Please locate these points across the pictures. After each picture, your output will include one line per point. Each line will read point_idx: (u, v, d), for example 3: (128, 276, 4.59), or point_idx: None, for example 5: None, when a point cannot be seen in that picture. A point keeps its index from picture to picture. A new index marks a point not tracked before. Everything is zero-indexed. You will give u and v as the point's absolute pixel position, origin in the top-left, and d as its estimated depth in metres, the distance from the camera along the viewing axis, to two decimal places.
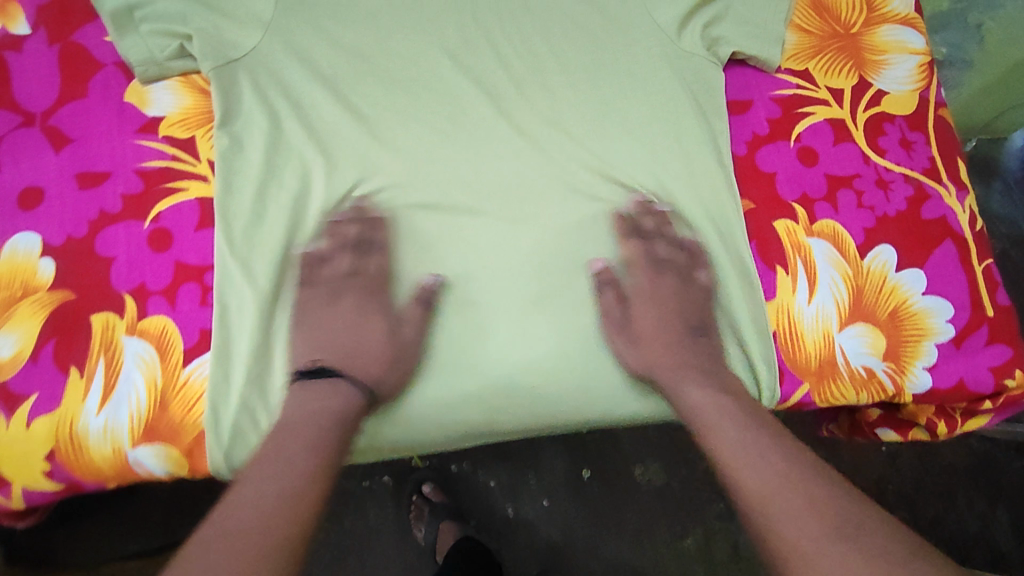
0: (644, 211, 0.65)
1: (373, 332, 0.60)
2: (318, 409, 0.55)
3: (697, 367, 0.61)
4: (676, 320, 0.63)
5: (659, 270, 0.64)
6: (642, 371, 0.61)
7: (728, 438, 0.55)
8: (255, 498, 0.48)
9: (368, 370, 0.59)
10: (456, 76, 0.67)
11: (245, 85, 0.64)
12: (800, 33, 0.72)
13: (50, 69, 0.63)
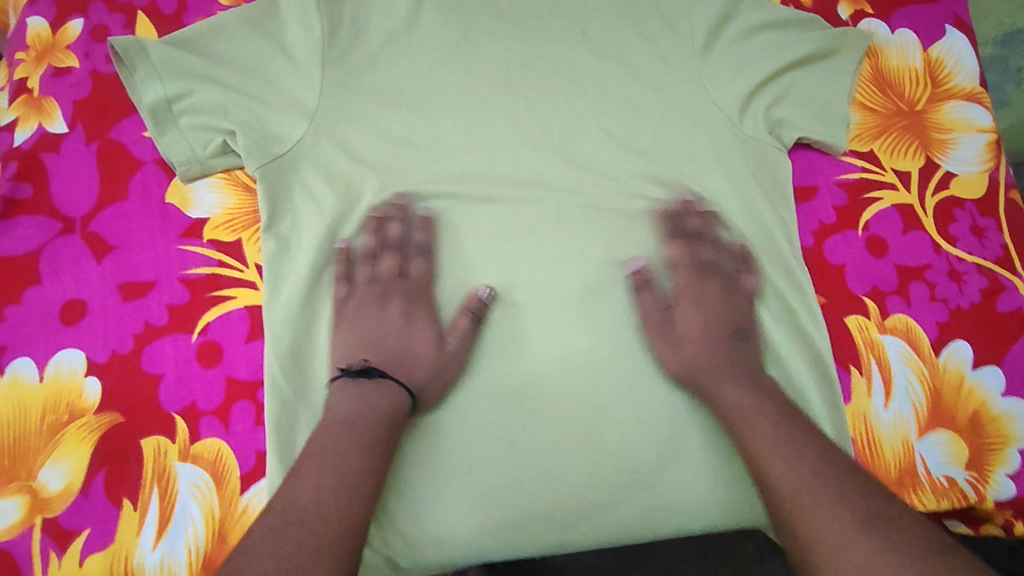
0: (688, 210, 0.64)
1: (420, 335, 0.58)
2: (363, 412, 0.51)
3: (738, 364, 0.57)
4: (715, 325, 0.60)
5: (702, 278, 0.62)
6: (685, 372, 0.58)
7: (762, 433, 0.52)
8: (310, 492, 0.45)
9: (416, 371, 0.56)
10: (511, 165, 0.65)
11: (294, 185, 0.62)
12: (862, 112, 0.69)
13: (89, 169, 0.60)
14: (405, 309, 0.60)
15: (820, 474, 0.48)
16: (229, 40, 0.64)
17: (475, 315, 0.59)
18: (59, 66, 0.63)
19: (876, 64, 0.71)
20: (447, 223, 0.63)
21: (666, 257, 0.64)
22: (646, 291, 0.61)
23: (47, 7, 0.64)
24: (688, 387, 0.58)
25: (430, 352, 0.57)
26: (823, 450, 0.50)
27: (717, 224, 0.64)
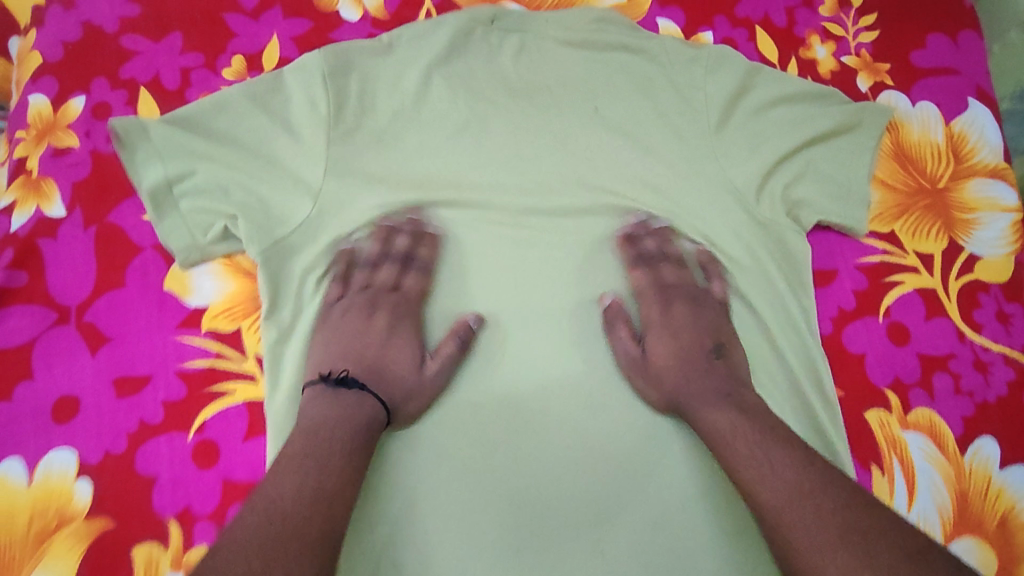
0: (645, 231, 0.64)
1: (400, 348, 0.58)
2: (344, 421, 0.51)
3: (710, 388, 0.55)
4: (692, 346, 0.59)
5: (667, 298, 0.62)
6: (670, 399, 0.56)
7: (739, 454, 0.50)
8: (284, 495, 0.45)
9: (405, 384, 0.56)
10: (520, 247, 0.63)
11: (295, 262, 0.61)
12: (883, 189, 0.67)
13: (86, 255, 0.59)
14: (384, 318, 0.60)
15: (812, 487, 0.47)
16: (233, 118, 0.63)
17: (463, 340, 0.58)
18: (58, 145, 0.61)
19: (897, 138, 0.68)
20: (473, 250, 0.63)
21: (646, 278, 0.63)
22: (636, 271, 0.63)
23: (47, 82, 0.63)
24: (635, 377, 0.58)
25: (412, 356, 0.58)
26: (800, 459, 0.48)
27: (673, 243, 0.64)
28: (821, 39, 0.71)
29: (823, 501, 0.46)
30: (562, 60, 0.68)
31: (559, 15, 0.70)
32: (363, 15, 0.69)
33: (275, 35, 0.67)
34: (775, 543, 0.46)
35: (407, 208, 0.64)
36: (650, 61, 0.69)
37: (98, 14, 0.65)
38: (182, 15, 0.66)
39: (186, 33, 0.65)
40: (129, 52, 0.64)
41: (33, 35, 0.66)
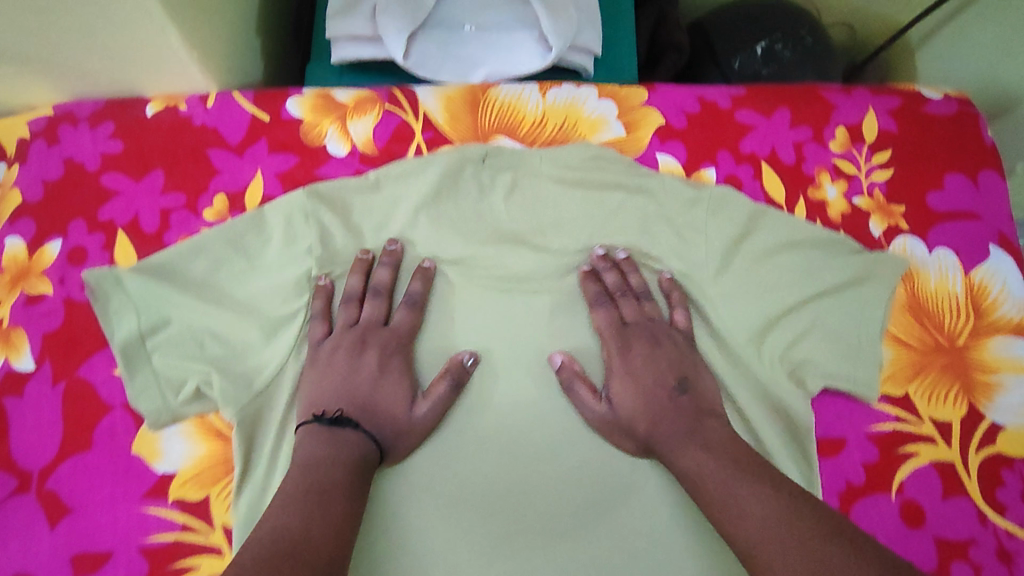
0: (607, 265, 0.64)
1: (393, 391, 0.58)
2: (347, 464, 0.52)
3: (682, 424, 0.56)
4: (655, 388, 0.59)
5: (628, 341, 0.61)
6: (642, 443, 0.58)
7: (710, 488, 0.51)
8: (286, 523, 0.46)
9: (389, 417, 0.57)
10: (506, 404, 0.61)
11: (280, 402, 0.59)
12: (896, 346, 0.63)
13: (52, 414, 0.57)
14: (365, 351, 0.59)
15: (780, 520, 0.47)
16: (212, 264, 0.61)
17: (456, 379, 0.59)
18: (32, 293, 0.60)
19: (912, 287, 0.64)
20: (422, 267, 0.62)
21: (595, 316, 0.63)
22: (598, 311, 0.62)
23: (26, 225, 0.62)
24: (613, 437, 0.59)
25: (405, 388, 0.58)
26: (764, 492, 0.49)
27: (633, 272, 0.64)
28: (831, 177, 0.67)
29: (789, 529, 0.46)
30: (554, 198, 0.66)
31: (553, 150, 0.67)
32: (351, 150, 0.66)
33: (258, 170, 0.65)
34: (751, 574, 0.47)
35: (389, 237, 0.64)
36: (648, 201, 0.65)
37: (80, 150, 0.64)
38: (164, 152, 0.64)
39: (167, 170, 0.64)
40: (110, 192, 0.63)
41: (15, 171, 0.65)
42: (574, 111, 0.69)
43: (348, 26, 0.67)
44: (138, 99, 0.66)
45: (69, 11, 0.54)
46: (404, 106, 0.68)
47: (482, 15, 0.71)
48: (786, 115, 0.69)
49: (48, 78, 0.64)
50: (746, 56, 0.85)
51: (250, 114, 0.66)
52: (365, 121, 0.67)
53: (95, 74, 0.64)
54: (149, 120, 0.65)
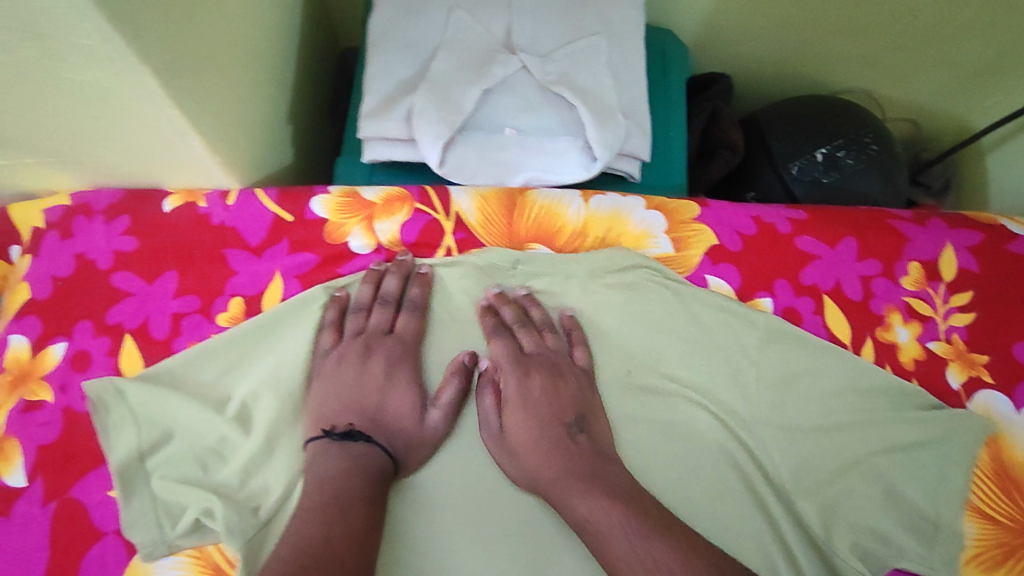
0: (504, 301, 0.60)
1: (401, 399, 0.56)
2: (366, 482, 0.50)
3: (581, 470, 0.52)
4: (552, 426, 0.55)
5: (526, 375, 0.57)
6: (529, 481, 0.53)
7: (620, 548, 0.47)
8: (301, 539, 0.45)
9: (398, 428, 0.54)
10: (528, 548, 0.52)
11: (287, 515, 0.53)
12: (979, 519, 0.54)
13: (38, 539, 0.52)
14: (372, 359, 0.57)
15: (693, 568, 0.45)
16: (220, 374, 0.57)
17: (464, 381, 0.57)
18: (30, 398, 0.57)
19: (996, 452, 0.56)
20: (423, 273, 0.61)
21: (490, 355, 0.58)
22: (495, 343, 0.58)
23: (31, 323, 0.59)
24: (501, 465, 0.54)
25: (415, 395, 0.56)
26: (677, 546, 0.46)
27: (535, 305, 0.60)
28: (903, 317, 0.61)
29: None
30: (592, 315, 0.61)
31: (591, 251, 0.62)
32: (377, 248, 0.62)
33: (277, 271, 0.61)
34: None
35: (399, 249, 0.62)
36: (693, 321, 0.60)
37: (93, 246, 0.61)
38: (181, 249, 0.61)
39: (183, 270, 0.60)
40: (121, 292, 0.59)
41: (26, 262, 0.62)
42: (618, 221, 0.63)
43: (381, 127, 0.65)
44: (158, 190, 0.63)
45: (85, 117, 0.52)
46: (435, 206, 0.63)
47: (525, 118, 0.68)
48: (852, 244, 0.63)
49: (67, 168, 0.62)
50: (806, 160, 0.79)
51: (272, 214, 0.62)
52: (393, 220, 0.62)
53: (112, 167, 0.61)
54: (166, 216, 0.62)
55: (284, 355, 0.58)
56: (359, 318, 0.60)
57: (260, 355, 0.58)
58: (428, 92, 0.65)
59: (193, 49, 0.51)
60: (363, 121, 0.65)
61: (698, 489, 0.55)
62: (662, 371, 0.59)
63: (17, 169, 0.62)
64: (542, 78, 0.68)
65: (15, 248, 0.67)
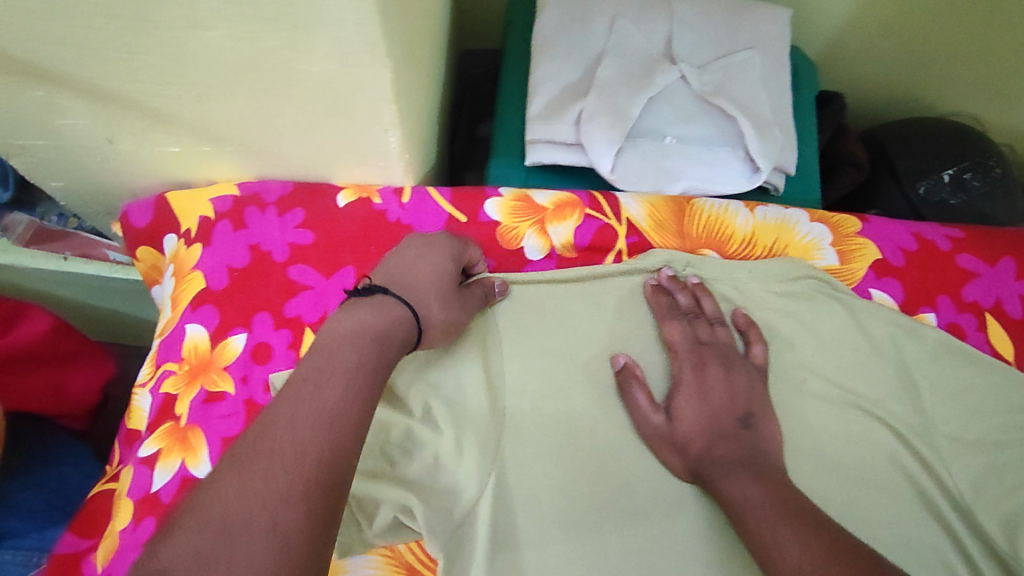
0: (678, 286, 0.60)
1: (434, 275, 0.52)
2: (381, 329, 0.46)
3: (734, 455, 0.51)
4: (723, 413, 0.53)
5: (701, 360, 0.55)
6: (691, 469, 0.53)
7: (751, 523, 0.47)
8: (287, 420, 0.38)
9: (425, 304, 0.50)
10: (718, 551, 0.54)
11: (483, 515, 0.53)
12: None
13: None
14: (421, 248, 0.54)
15: (810, 556, 0.43)
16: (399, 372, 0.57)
17: (638, 379, 0.56)
18: (211, 390, 0.56)
19: None
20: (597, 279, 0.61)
21: (663, 336, 0.58)
22: (671, 324, 0.57)
23: (207, 314, 0.58)
24: (662, 450, 0.54)
25: (449, 285, 0.53)
26: (806, 531, 0.44)
27: (707, 297, 0.59)
28: None
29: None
30: (766, 322, 0.61)
31: (762, 261, 0.63)
32: (549, 252, 0.62)
33: None
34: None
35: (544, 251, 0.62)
36: (864, 334, 0.61)
37: (268, 237, 0.61)
38: (358, 246, 0.61)
39: (360, 267, 0.60)
40: (299, 286, 0.59)
41: (196, 251, 0.62)
42: (785, 231, 0.64)
43: (549, 131, 0.65)
44: (328, 185, 0.63)
45: (290, 110, 0.53)
46: (605, 212, 0.63)
47: (684, 127, 0.68)
48: (1011, 264, 0.65)
49: (241, 158, 0.62)
50: (932, 181, 0.80)
51: (447, 213, 0.62)
52: (567, 225, 0.62)
53: (289, 159, 0.62)
54: (340, 211, 0.62)
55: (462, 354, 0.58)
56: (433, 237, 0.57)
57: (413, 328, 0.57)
58: (598, 97, 0.65)
59: (410, 44, 0.51)
60: (531, 124, 0.66)
61: (876, 499, 0.56)
62: (837, 382, 0.60)
63: (190, 158, 0.64)
64: (698, 88, 0.68)
65: (172, 236, 0.67)
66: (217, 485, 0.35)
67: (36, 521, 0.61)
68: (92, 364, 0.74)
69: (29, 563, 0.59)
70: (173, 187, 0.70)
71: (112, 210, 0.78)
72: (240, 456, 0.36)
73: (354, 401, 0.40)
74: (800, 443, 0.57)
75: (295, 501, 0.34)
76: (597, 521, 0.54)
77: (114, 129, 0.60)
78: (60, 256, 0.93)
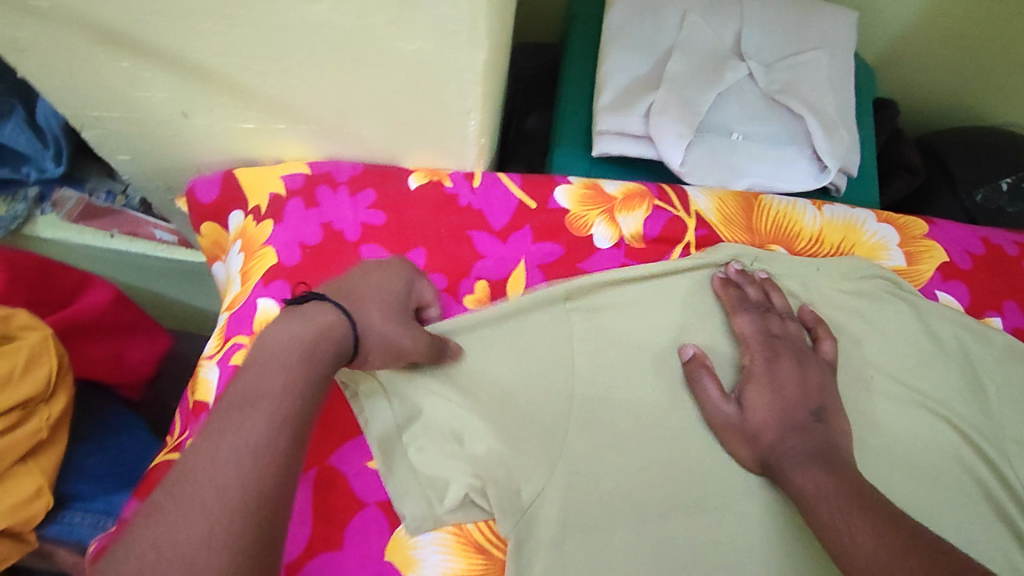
0: (746, 279, 0.60)
1: (378, 287, 0.50)
2: (310, 344, 0.43)
3: (806, 448, 0.52)
4: (795, 405, 0.54)
5: (775, 351, 0.56)
6: (761, 460, 0.53)
7: (822, 517, 0.48)
8: (211, 460, 0.37)
9: (365, 317, 0.47)
10: (784, 542, 0.54)
11: (552, 498, 0.53)
12: None
13: (301, 503, 0.52)
14: (371, 265, 0.52)
15: (885, 551, 0.43)
16: (468, 351, 0.56)
17: (708, 368, 0.57)
18: None
19: None
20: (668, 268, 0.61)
21: (733, 328, 0.58)
22: (742, 317, 0.58)
23: (279, 289, 0.58)
24: (732, 440, 0.55)
25: (395, 302, 0.50)
26: (880, 526, 0.45)
27: (776, 292, 0.60)
28: None
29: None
30: (834, 320, 0.61)
31: (829, 259, 0.63)
32: (618, 241, 0.62)
33: (523, 259, 0.61)
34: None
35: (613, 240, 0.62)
36: (932, 334, 0.61)
37: (340, 217, 0.61)
38: (428, 229, 0.61)
39: (430, 249, 0.60)
40: None
41: (267, 227, 0.62)
42: (854, 231, 0.64)
43: (619, 122, 0.65)
44: (399, 168, 0.64)
45: (376, 90, 0.54)
46: (674, 204, 0.63)
47: (752, 123, 0.68)
48: None
49: (315, 137, 0.62)
50: (989, 190, 0.80)
51: (517, 199, 0.62)
52: (636, 215, 0.62)
53: (362, 139, 0.62)
54: (412, 193, 0.62)
55: (532, 338, 0.57)
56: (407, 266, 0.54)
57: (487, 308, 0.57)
58: (670, 91, 0.65)
59: (500, 27, 0.51)
60: (601, 114, 0.66)
61: (946, 500, 0.55)
62: (904, 381, 0.59)
63: (263, 135, 0.64)
64: (766, 86, 0.68)
65: (238, 213, 0.67)
66: (137, 535, 0.34)
67: (102, 488, 0.62)
68: (149, 335, 0.75)
69: (101, 525, 0.59)
70: (239, 165, 0.70)
71: (171, 186, 0.78)
72: (171, 496, 0.36)
73: (283, 431, 0.39)
74: (869, 441, 0.57)
75: (216, 547, 0.34)
76: (664, 509, 0.54)
77: (191, 103, 0.60)
78: (109, 234, 0.98)
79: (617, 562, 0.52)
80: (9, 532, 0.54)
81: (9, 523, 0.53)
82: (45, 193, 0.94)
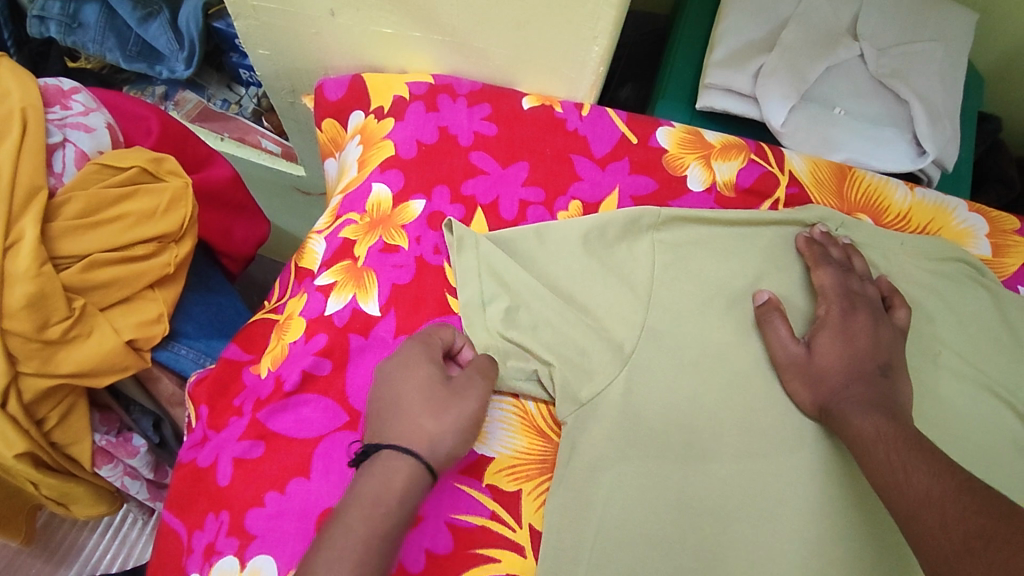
0: (829, 240, 0.63)
1: (423, 406, 0.49)
2: (379, 494, 0.44)
3: (867, 395, 0.53)
4: (863, 358, 0.56)
5: (852, 305, 0.58)
6: (819, 404, 0.55)
7: (877, 459, 0.48)
8: None
9: (415, 434, 0.48)
10: (831, 486, 0.55)
11: (615, 402, 0.57)
12: None
13: None
14: (400, 367, 0.52)
15: (939, 486, 0.43)
16: (557, 251, 0.61)
17: (779, 307, 0.60)
18: (389, 241, 0.62)
19: None
20: (758, 217, 0.64)
21: (810, 282, 0.61)
22: (823, 271, 0.60)
23: (394, 177, 0.64)
24: (795, 379, 0.57)
25: (439, 394, 0.50)
26: (939, 468, 0.45)
27: (858, 257, 0.62)
28: None
29: (951, 508, 0.41)
30: (910, 294, 0.62)
31: (914, 238, 0.65)
32: (709, 186, 0.66)
33: (617, 187, 0.65)
34: (906, 537, 0.44)
35: (706, 184, 0.66)
36: (1005, 323, 0.62)
37: (456, 123, 0.67)
38: (534, 147, 0.66)
39: (533, 164, 0.65)
40: (477, 169, 0.65)
41: (388, 125, 0.68)
42: (943, 215, 0.67)
43: (728, 79, 0.69)
44: (514, 90, 0.69)
45: (517, 4, 0.58)
46: (770, 160, 0.67)
47: (856, 101, 0.70)
48: None
49: (444, 49, 0.68)
50: None
51: (620, 132, 0.67)
52: (730, 164, 0.66)
53: (487, 57, 0.67)
54: (525, 112, 0.67)
55: (618, 256, 0.62)
56: (431, 345, 0.54)
57: (570, 221, 0.62)
58: (781, 57, 0.68)
59: None
60: (712, 69, 0.69)
61: (1001, 479, 0.56)
62: (972, 363, 0.61)
63: (396, 43, 0.69)
64: (875, 69, 0.70)
65: (359, 113, 0.72)
66: None
67: (204, 332, 0.69)
68: (254, 218, 0.81)
69: (201, 362, 0.67)
70: (365, 72, 0.75)
71: (295, 88, 0.84)
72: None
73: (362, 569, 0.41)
74: (932, 409, 0.58)
75: None
76: (718, 434, 0.57)
77: (342, 2, 0.65)
78: (218, 135, 1.00)
79: (668, 470, 0.55)
80: (132, 345, 0.62)
81: (135, 335, 0.61)
82: (171, 92, 1.01)
